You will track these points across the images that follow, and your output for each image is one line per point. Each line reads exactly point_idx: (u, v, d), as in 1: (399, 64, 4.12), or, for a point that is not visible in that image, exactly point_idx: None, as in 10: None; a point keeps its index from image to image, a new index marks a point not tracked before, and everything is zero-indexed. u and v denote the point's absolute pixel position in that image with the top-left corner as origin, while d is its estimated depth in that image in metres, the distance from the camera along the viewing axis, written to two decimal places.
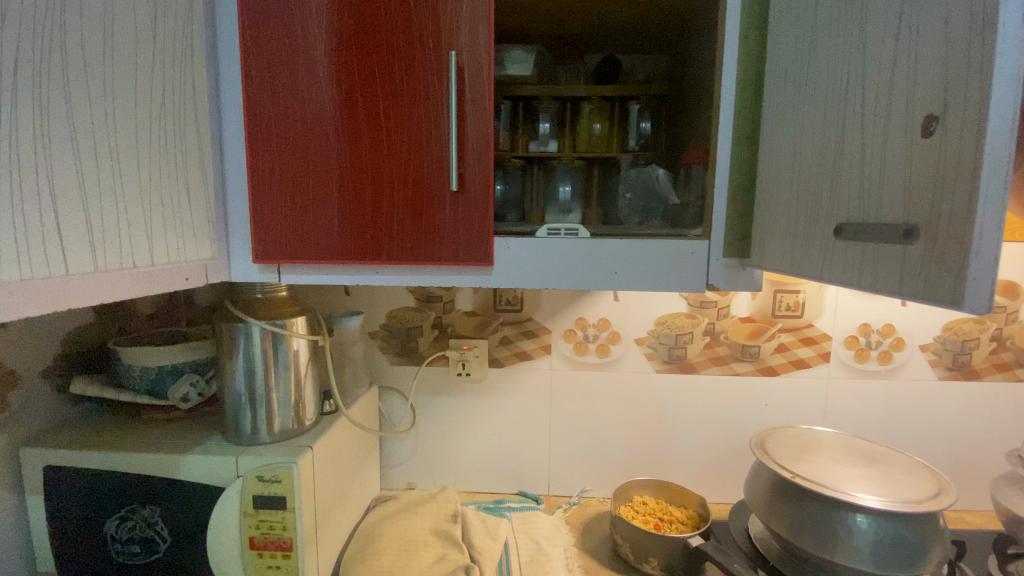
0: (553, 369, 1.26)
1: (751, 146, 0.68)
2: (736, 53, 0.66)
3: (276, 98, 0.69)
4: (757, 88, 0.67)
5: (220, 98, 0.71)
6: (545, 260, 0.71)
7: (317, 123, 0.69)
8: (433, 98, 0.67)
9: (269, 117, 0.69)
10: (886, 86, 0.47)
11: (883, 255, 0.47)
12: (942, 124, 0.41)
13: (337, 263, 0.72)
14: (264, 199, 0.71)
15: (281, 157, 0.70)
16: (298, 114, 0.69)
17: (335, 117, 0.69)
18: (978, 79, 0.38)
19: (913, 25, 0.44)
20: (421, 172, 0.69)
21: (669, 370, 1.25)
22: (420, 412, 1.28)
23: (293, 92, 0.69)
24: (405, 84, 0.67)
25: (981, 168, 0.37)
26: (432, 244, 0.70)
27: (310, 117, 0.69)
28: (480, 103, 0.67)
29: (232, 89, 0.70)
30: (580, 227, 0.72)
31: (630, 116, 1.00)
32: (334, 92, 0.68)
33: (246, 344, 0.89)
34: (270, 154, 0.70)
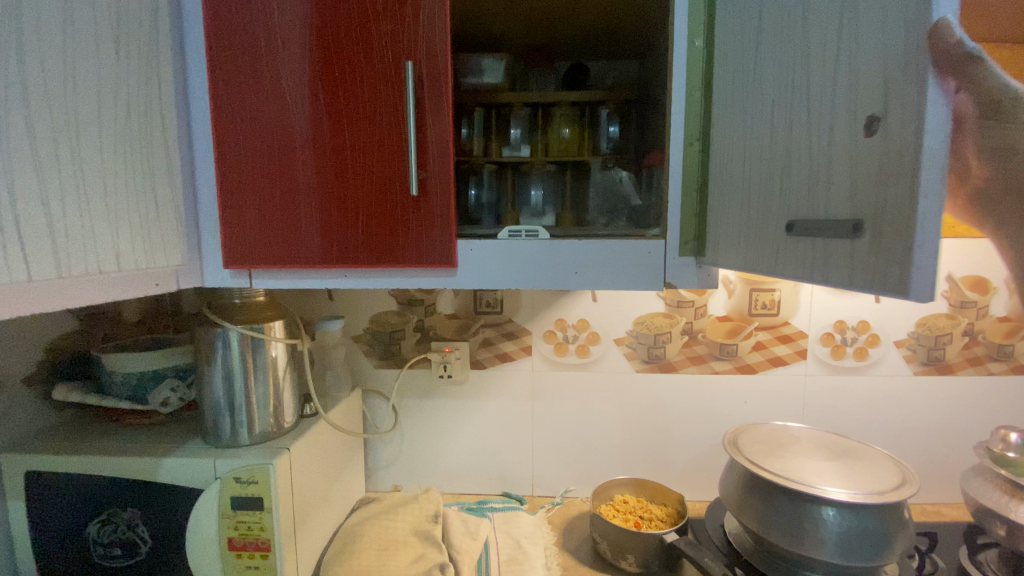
0: (533, 370, 1.28)
1: (703, 147, 0.69)
2: (684, 58, 0.68)
3: (242, 109, 0.72)
4: (707, 91, 0.68)
5: (189, 109, 0.73)
6: (503, 261, 0.73)
7: (282, 133, 0.72)
8: (393, 107, 0.70)
9: (236, 128, 0.72)
10: (826, 83, 0.45)
11: (833, 249, 0.44)
12: (884, 124, 0.38)
13: (305, 268, 0.75)
14: (234, 206, 0.73)
15: (249, 166, 0.73)
16: (263, 125, 0.72)
17: (300, 127, 0.71)
18: (916, 78, 0.36)
19: (854, 18, 0.41)
20: (384, 178, 0.71)
21: (648, 370, 1.27)
22: (403, 415, 1.30)
23: (259, 102, 0.71)
24: (366, 94, 0.70)
25: (920, 165, 0.35)
26: (397, 248, 0.73)
27: (276, 127, 0.72)
28: (438, 110, 0.70)
29: (199, 101, 0.73)
30: (540, 228, 0.74)
31: (600, 121, 1.03)
32: (298, 103, 0.71)
33: (223, 348, 0.91)
34: (239, 163, 0.73)
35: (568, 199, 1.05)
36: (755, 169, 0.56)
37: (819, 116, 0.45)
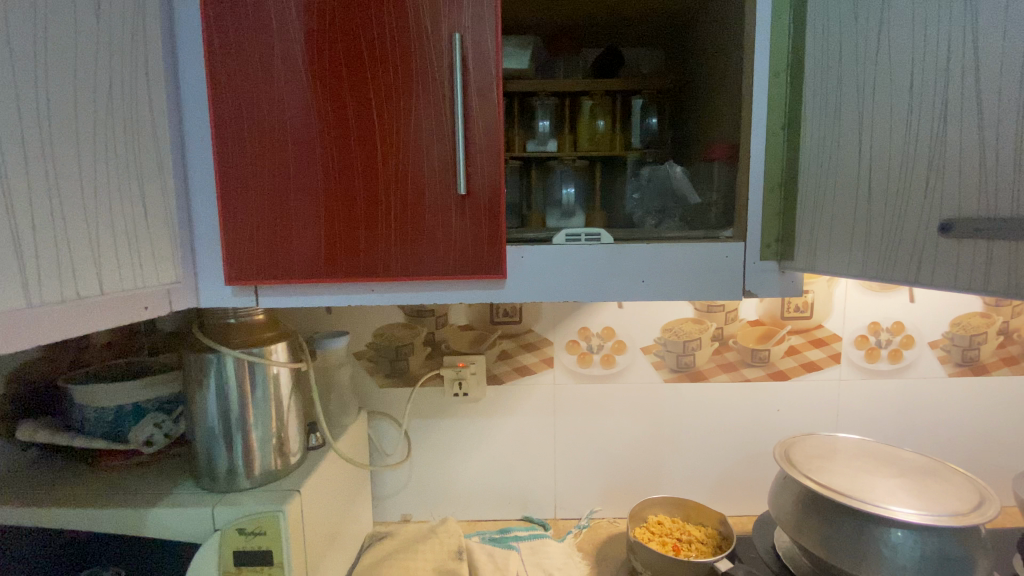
0: (556, 383, 1.18)
1: (789, 136, 0.61)
2: (766, 39, 0.60)
3: (247, 95, 0.60)
4: (792, 75, 0.61)
5: (179, 94, 0.61)
6: (564, 270, 0.64)
7: (297, 120, 0.60)
8: (432, 90, 0.59)
9: (240, 114, 0.60)
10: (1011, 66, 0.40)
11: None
12: None
13: (324, 281, 0.63)
14: (236, 210, 0.61)
15: (255, 163, 0.61)
16: (274, 111, 0.60)
17: (318, 114, 0.60)
18: None
19: None
20: (422, 175, 0.60)
21: (677, 379, 1.18)
22: (413, 438, 1.18)
23: (268, 86, 0.60)
24: (398, 76, 0.59)
25: None
26: (438, 256, 0.62)
27: (289, 114, 0.60)
28: (485, 94, 0.60)
29: (193, 84, 0.61)
30: (602, 231, 0.65)
31: (634, 113, 0.94)
32: (315, 86, 0.60)
33: (218, 375, 0.78)
34: (243, 158, 0.61)
35: (600, 198, 0.93)
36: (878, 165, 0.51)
37: (997, 104, 0.41)
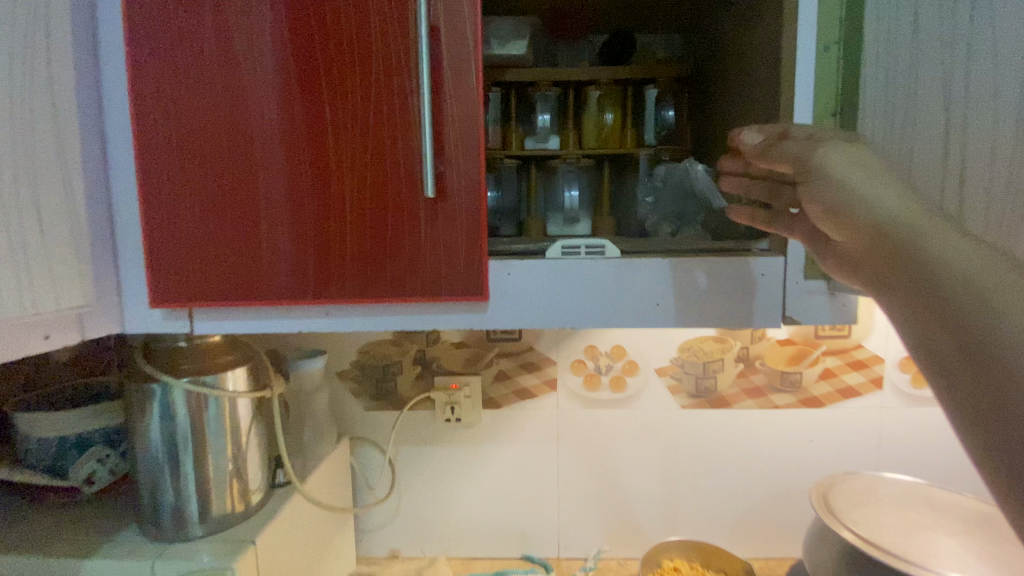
0: (559, 409, 1.06)
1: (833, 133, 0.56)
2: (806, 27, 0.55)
3: (172, 80, 0.50)
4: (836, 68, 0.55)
5: (99, 76, 0.51)
6: (558, 288, 0.53)
7: (232, 109, 0.50)
8: (396, 72, 0.49)
9: (165, 101, 0.50)
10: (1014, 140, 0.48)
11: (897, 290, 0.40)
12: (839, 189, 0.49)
13: (267, 304, 0.52)
14: (162, 217, 0.51)
15: (182, 162, 0.50)
16: (205, 97, 0.50)
17: (258, 101, 0.49)
18: None
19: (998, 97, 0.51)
20: (383, 174, 0.49)
21: (696, 406, 1.05)
22: (401, 467, 1.07)
23: (197, 68, 0.49)
24: (354, 55, 0.49)
25: None
26: (402, 273, 0.51)
27: (222, 101, 0.50)
28: (461, 76, 0.49)
29: (116, 66, 0.51)
30: (606, 242, 0.54)
31: (647, 104, 0.83)
32: (254, 67, 0.49)
33: (164, 408, 0.68)
34: (169, 155, 0.50)
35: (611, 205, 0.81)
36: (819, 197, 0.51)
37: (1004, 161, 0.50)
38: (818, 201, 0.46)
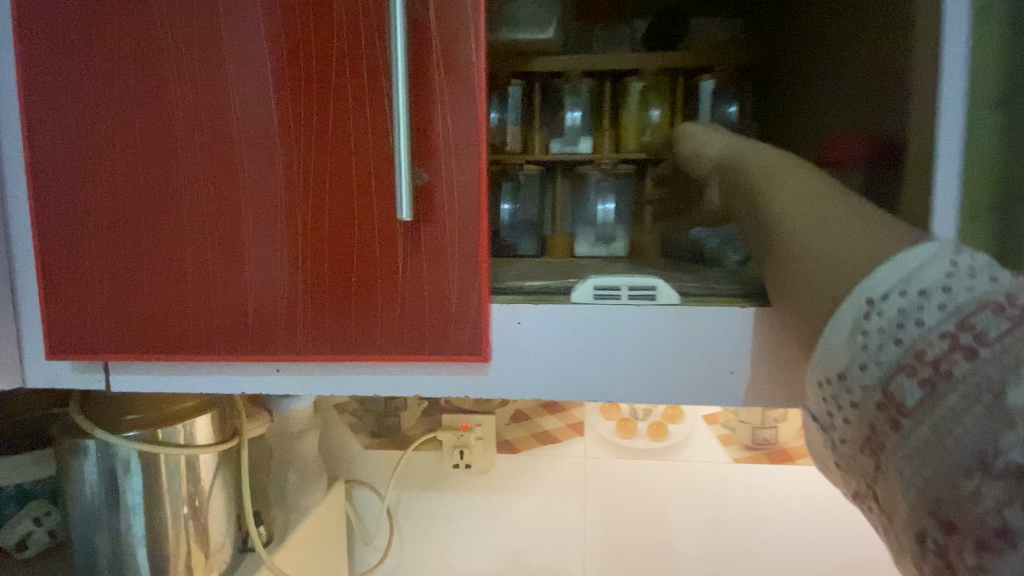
0: (587, 457, 0.90)
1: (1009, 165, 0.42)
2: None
3: (84, 74, 0.40)
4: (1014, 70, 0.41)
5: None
6: (586, 342, 0.41)
7: (155, 110, 0.39)
8: (364, 56, 0.37)
9: (77, 102, 0.40)
10: None
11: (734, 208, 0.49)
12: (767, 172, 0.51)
13: (197, 358, 0.40)
14: (73, 246, 0.41)
15: (95, 177, 0.40)
16: (121, 96, 0.39)
17: (189, 99, 0.39)
18: None
19: None
20: (348, 192, 0.38)
21: (752, 460, 0.88)
22: (403, 515, 0.93)
23: (112, 64, 0.39)
24: (309, 40, 0.38)
25: None
26: (371, 322, 0.39)
27: (143, 98, 0.39)
28: (453, 58, 0.37)
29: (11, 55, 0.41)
30: (658, 282, 0.42)
31: (703, 95, 0.67)
32: (182, 60, 0.39)
33: (104, 466, 0.56)
34: (82, 168, 0.40)
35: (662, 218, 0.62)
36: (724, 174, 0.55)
37: None
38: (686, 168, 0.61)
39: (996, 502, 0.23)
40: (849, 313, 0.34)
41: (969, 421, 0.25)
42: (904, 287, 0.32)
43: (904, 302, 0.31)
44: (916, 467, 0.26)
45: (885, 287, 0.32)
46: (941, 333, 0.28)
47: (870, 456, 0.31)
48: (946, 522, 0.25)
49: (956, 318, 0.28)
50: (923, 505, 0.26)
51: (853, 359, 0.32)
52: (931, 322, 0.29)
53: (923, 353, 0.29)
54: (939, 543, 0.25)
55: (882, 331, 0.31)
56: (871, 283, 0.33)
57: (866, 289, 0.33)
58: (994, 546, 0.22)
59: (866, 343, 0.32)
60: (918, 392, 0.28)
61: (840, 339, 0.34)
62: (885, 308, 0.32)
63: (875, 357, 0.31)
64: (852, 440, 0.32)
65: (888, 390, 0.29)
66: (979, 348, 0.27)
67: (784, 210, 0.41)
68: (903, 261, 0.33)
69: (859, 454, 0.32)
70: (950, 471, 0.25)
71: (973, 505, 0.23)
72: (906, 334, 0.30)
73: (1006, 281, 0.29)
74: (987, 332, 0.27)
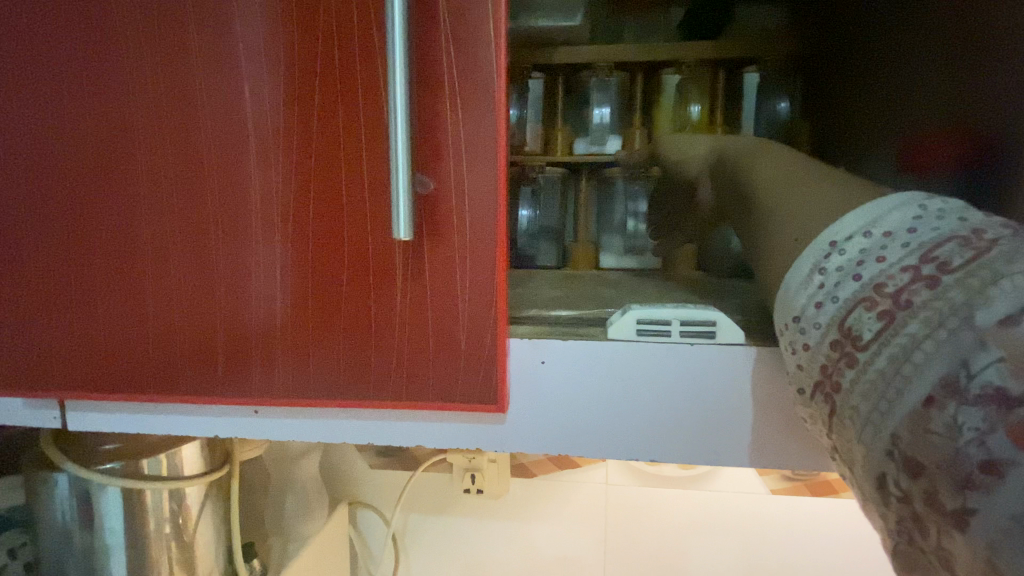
0: (608, 483, 0.83)
1: None
2: None
3: (31, 68, 0.34)
4: None
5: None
6: (626, 385, 0.34)
7: (110, 107, 0.34)
8: (356, 38, 0.31)
9: (25, 101, 0.35)
10: None
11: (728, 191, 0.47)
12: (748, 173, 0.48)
13: (163, 397, 0.35)
14: (23, 268, 0.35)
15: (47, 186, 0.35)
16: (73, 92, 0.34)
17: (147, 93, 0.33)
18: None
19: None
20: (336, 207, 0.32)
21: (792, 492, 0.80)
22: (409, 540, 0.87)
23: (62, 54, 0.34)
24: (290, 23, 0.31)
25: None
26: (363, 360, 0.33)
27: (98, 93, 0.34)
28: (465, 41, 0.30)
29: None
30: (716, 315, 0.35)
31: (747, 92, 0.59)
32: (139, 46, 0.33)
33: (76, 499, 0.51)
34: (30, 177, 0.35)
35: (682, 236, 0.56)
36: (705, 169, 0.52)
37: None
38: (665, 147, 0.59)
39: (973, 431, 0.20)
40: (812, 256, 0.32)
41: (922, 354, 0.23)
42: (872, 228, 0.30)
43: (869, 242, 0.29)
44: (874, 404, 0.24)
45: (851, 228, 0.31)
46: (903, 267, 0.27)
47: (822, 401, 0.29)
48: (909, 460, 0.22)
49: (921, 252, 0.26)
50: (886, 441, 0.23)
51: (811, 299, 0.30)
52: (893, 258, 0.27)
53: (884, 287, 0.27)
54: (903, 485, 0.22)
55: (841, 269, 0.29)
56: (837, 228, 0.32)
57: (834, 232, 0.32)
58: (977, 483, 0.19)
59: (824, 282, 0.30)
60: (877, 327, 0.26)
61: (799, 281, 0.32)
62: (847, 247, 0.30)
63: (832, 295, 0.29)
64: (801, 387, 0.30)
65: (847, 327, 0.27)
66: (943, 276, 0.25)
67: (764, 177, 0.42)
68: (876, 207, 0.31)
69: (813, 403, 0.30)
70: (921, 408, 0.22)
71: (951, 441, 0.20)
72: (866, 271, 0.28)
73: (976, 219, 0.27)
74: (952, 260, 0.25)
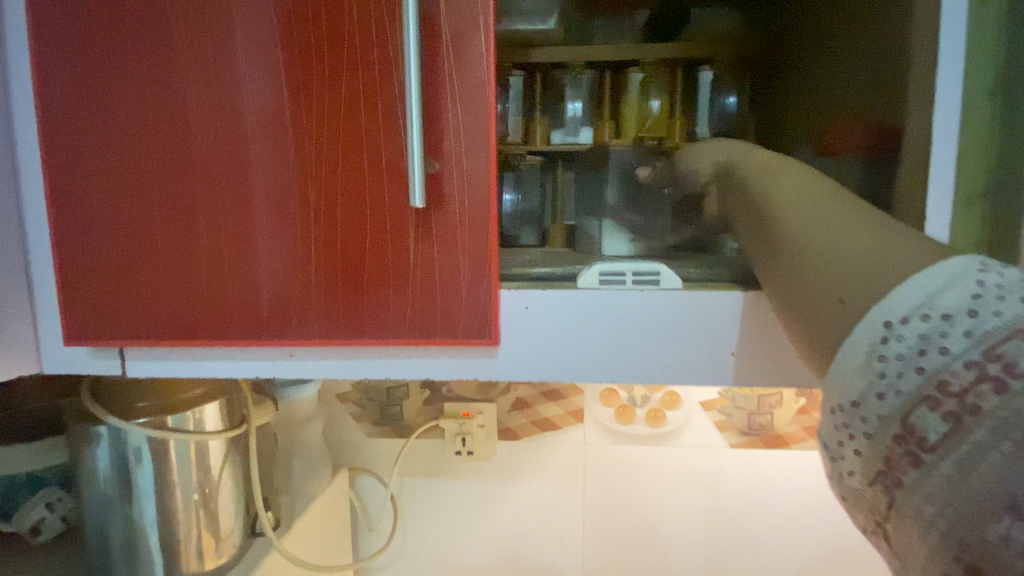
0: (586, 443, 0.92)
1: (989, 159, 0.45)
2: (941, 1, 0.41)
3: (93, 71, 0.41)
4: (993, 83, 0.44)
5: (5, 66, 0.42)
6: (593, 326, 0.43)
7: (165, 106, 0.40)
8: (376, 47, 0.38)
9: (86, 100, 0.41)
10: None
11: (741, 221, 0.44)
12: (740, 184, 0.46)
13: (215, 343, 0.42)
14: (85, 241, 0.42)
15: (106, 172, 0.41)
16: (130, 92, 0.40)
17: (199, 91, 0.40)
18: None
19: None
20: (362, 182, 0.39)
21: (748, 445, 0.90)
22: (406, 502, 0.95)
23: (120, 58, 0.40)
24: (322, 32, 0.38)
25: None
26: (383, 308, 0.40)
27: (154, 93, 0.40)
28: (465, 47, 0.38)
29: (19, 55, 0.42)
30: (660, 268, 0.44)
31: (702, 87, 0.67)
32: (189, 52, 0.39)
33: (113, 452, 0.57)
34: (92, 163, 0.41)
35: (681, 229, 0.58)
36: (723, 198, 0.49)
37: None
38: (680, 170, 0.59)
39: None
40: (865, 337, 0.31)
41: (992, 465, 0.24)
42: (927, 310, 0.29)
43: (926, 327, 0.29)
44: (944, 511, 0.25)
45: (906, 308, 0.30)
46: (965, 364, 0.27)
47: (881, 492, 0.29)
48: (972, 566, 0.23)
49: (982, 346, 0.26)
50: (949, 545, 0.24)
51: (870, 387, 0.30)
52: (956, 350, 0.27)
53: (947, 385, 0.27)
54: None
55: (903, 358, 0.29)
56: (891, 302, 0.31)
57: (885, 310, 0.31)
58: None
59: (885, 371, 0.29)
60: (943, 429, 0.26)
61: (856, 364, 0.31)
62: (905, 332, 0.29)
63: (893, 386, 0.29)
64: (861, 476, 0.30)
65: (910, 424, 0.28)
66: (1010, 380, 0.25)
67: (790, 209, 0.39)
68: (927, 277, 0.30)
69: (868, 488, 0.30)
70: (980, 516, 0.24)
71: (1004, 549, 0.23)
72: (929, 363, 0.28)
73: None
74: (1018, 362, 0.25)
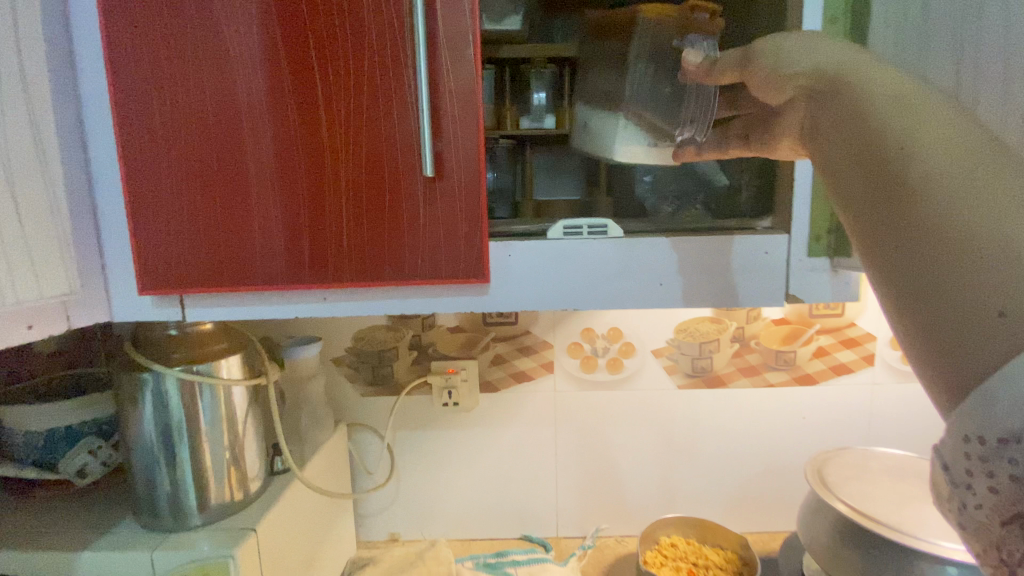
0: (556, 392, 1.06)
1: None
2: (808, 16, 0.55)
3: (153, 69, 0.50)
4: None
5: (74, 63, 0.50)
6: (560, 268, 0.56)
7: (218, 98, 0.50)
8: (389, 50, 0.49)
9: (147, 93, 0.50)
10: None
11: (862, 166, 0.33)
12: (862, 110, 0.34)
13: (265, 288, 0.53)
14: (152, 209, 0.51)
15: (169, 152, 0.51)
16: (188, 87, 0.50)
17: (247, 86, 0.50)
18: None
19: None
20: (383, 156, 0.50)
21: (692, 386, 1.06)
22: (399, 452, 1.07)
23: (178, 59, 0.50)
24: (346, 37, 0.49)
25: None
26: (400, 254, 0.52)
27: (209, 88, 0.50)
28: (458, 49, 0.50)
29: (89, 52, 0.51)
30: (609, 223, 0.57)
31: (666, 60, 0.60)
32: (238, 55, 0.49)
33: (153, 399, 0.66)
34: (155, 146, 0.51)
35: (752, 133, 0.52)
36: (826, 119, 0.36)
37: None
38: (760, 80, 0.42)
39: None
40: None
41: None
42: None
43: None
44: None
45: None
46: None
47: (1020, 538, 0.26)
48: None
49: None
50: None
51: None
52: None
53: None
54: None
55: None
56: None
57: None
58: None
59: None
60: None
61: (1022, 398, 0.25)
62: None
63: None
64: (992, 512, 0.27)
65: None
66: None
67: (934, 174, 0.29)
68: None
69: (996, 524, 0.27)
70: None
71: None
72: None
73: None
74: None
